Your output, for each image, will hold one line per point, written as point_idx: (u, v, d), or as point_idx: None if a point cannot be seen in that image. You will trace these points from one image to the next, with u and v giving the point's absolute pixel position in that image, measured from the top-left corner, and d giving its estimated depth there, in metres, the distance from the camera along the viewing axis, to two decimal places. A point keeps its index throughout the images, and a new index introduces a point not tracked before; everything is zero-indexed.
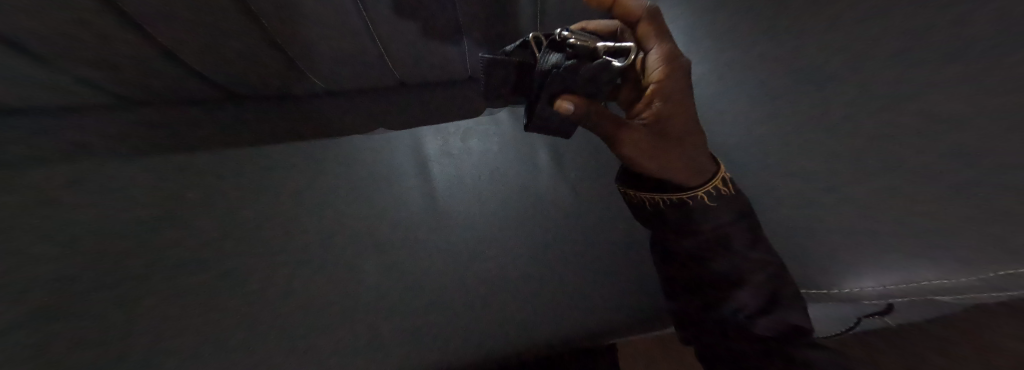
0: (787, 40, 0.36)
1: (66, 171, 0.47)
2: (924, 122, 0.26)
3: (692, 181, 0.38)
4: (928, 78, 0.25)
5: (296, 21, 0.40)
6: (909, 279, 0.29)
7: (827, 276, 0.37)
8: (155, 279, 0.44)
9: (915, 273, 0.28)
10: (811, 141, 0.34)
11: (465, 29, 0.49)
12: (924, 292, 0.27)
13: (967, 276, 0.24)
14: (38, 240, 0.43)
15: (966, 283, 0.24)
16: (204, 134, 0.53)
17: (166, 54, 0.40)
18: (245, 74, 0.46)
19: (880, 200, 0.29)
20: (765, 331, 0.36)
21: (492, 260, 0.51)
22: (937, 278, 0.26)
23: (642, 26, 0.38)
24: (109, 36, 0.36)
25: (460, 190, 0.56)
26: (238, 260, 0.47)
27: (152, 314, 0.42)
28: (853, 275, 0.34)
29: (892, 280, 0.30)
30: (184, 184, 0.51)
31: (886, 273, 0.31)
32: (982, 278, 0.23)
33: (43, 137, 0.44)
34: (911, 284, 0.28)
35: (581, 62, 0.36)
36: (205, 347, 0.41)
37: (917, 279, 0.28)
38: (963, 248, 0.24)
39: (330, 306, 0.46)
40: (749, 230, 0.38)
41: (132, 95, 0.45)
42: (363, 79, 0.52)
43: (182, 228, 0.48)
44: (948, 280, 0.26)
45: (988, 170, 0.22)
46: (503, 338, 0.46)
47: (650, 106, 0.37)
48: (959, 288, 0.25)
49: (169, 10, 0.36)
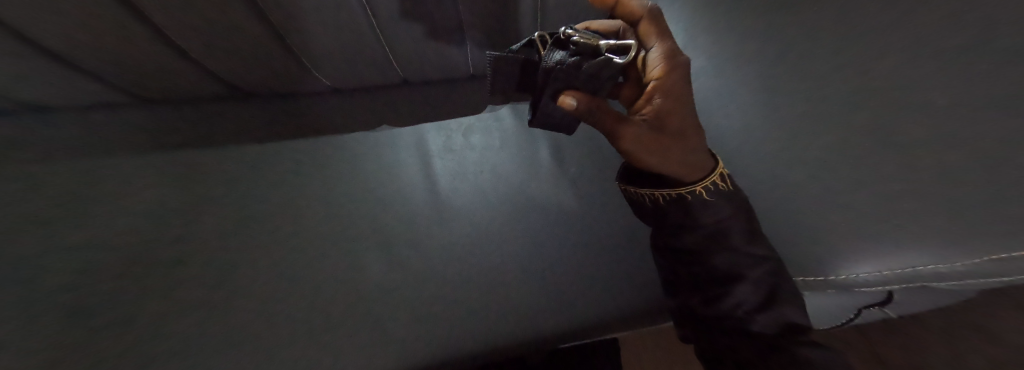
0: (782, 32, 0.35)
1: (110, 167, 0.54)
2: (909, 110, 0.25)
3: (691, 176, 0.35)
4: (905, 66, 0.24)
5: (302, 19, 0.45)
6: (905, 265, 0.28)
7: (826, 263, 0.37)
8: (195, 264, 0.49)
9: (911, 258, 0.28)
10: (811, 131, 0.34)
11: (465, 27, 0.53)
12: (920, 279, 0.27)
13: (963, 261, 0.24)
14: (89, 229, 0.50)
15: (960, 269, 0.24)
16: (210, 131, 0.58)
17: (180, 51, 0.47)
18: (251, 69, 0.52)
19: (881, 191, 0.28)
20: (764, 329, 0.34)
21: (491, 252, 0.53)
22: (932, 264, 0.26)
23: (643, 25, 0.36)
24: (130, 32, 0.42)
25: (461, 183, 0.58)
26: (256, 249, 0.51)
27: (176, 299, 0.47)
28: (851, 262, 0.34)
29: (888, 266, 0.30)
30: (197, 178, 0.56)
31: (884, 259, 0.30)
32: (976, 263, 0.23)
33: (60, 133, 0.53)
34: (905, 270, 0.28)
35: (585, 60, 0.34)
36: (228, 326, 0.46)
37: (913, 264, 0.28)
38: (960, 234, 0.24)
39: (336, 294, 0.49)
40: (748, 224, 0.35)
41: (148, 93, 0.53)
42: (367, 76, 0.58)
43: (217, 220, 0.53)
44: (943, 265, 0.25)
45: (977, 160, 0.21)
46: (502, 328, 0.48)
47: (650, 101, 0.35)
48: (958, 275, 0.24)
49: (183, 13, 0.41)
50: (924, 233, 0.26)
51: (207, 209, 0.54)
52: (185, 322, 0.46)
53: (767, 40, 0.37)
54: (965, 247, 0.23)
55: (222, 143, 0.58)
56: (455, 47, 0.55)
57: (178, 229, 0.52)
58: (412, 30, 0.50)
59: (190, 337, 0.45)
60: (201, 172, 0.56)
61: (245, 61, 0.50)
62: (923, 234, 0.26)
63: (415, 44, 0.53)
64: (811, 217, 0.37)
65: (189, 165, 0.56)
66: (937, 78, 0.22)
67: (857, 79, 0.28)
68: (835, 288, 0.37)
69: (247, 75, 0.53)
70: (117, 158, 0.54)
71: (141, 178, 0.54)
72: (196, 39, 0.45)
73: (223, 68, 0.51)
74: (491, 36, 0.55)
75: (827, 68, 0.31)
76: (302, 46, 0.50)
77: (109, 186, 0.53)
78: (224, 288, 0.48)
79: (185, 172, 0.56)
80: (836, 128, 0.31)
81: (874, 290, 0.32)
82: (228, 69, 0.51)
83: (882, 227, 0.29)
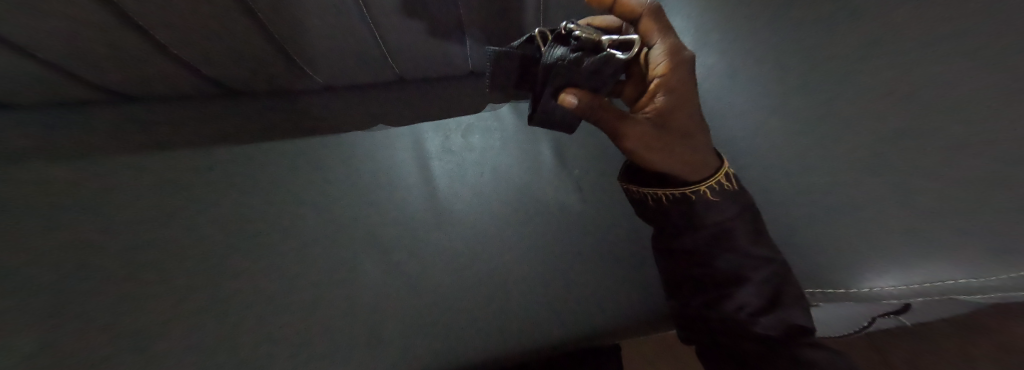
0: (794, 30, 0.34)
1: (100, 166, 0.53)
2: (927, 118, 0.24)
3: (694, 174, 0.34)
4: (922, 71, 0.23)
5: (295, 20, 0.44)
6: (936, 278, 0.26)
7: (844, 274, 0.36)
8: (193, 267, 0.50)
9: (942, 271, 0.26)
10: (820, 135, 0.33)
11: (465, 25, 0.51)
12: (946, 291, 0.26)
13: (995, 276, 0.22)
14: (80, 233, 0.49)
15: (987, 284, 0.23)
16: (199, 132, 0.57)
17: (166, 53, 0.46)
18: (241, 71, 0.51)
19: (899, 202, 0.27)
20: (766, 330, 0.33)
21: (490, 255, 0.52)
22: (965, 277, 0.24)
23: (643, 23, 0.34)
24: (114, 34, 0.41)
25: (460, 185, 0.57)
26: (249, 255, 0.51)
27: (169, 305, 0.47)
28: (877, 274, 0.32)
29: (918, 279, 0.28)
30: (189, 180, 0.55)
31: (911, 271, 0.28)
32: (1005, 278, 0.21)
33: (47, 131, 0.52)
34: (936, 284, 0.26)
35: (586, 55, 0.33)
36: (222, 334, 0.46)
37: (943, 278, 0.26)
38: (979, 249, 0.23)
39: (328, 301, 0.49)
40: (753, 224, 0.34)
41: (133, 93, 0.51)
42: (363, 75, 0.57)
43: (212, 223, 0.53)
44: (975, 279, 0.23)
45: (989, 170, 0.21)
46: (501, 337, 0.48)
47: (653, 99, 0.34)
48: (981, 289, 0.23)
49: (169, 15, 0.40)
50: (946, 239, 0.25)
51: (202, 210, 0.53)
52: (178, 327, 0.46)
53: (778, 39, 0.36)
54: (996, 260, 0.22)
55: (215, 144, 0.58)
56: (454, 45, 0.55)
57: (173, 233, 0.51)
58: (412, 29, 0.50)
59: (182, 346, 0.45)
60: (194, 175, 0.56)
61: (235, 60, 0.49)
62: (951, 242, 0.24)
63: (414, 43, 0.52)
64: (814, 220, 0.37)
65: (185, 167, 0.56)
66: (960, 84, 0.21)
67: (877, 78, 0.27)
68: (853, 300, 0.35)
69: (237, 75, 0.52)
70: (114, 158, 0.54)
71: (136, 179, 0.54)
72: (187, 41, 0.44)
73: (216, 70, 0.50)
74: (493, 34, 0.54)
75: (842, 66, 0.29)
76: (296, 47, 0.48)
77: (106, 188, 0.53)
78: (217, 296, 0.48)
79: (178, 175, 0.55)
80: (850, 127, 0.30)
81: (897, 302, 0.31)
82: (222, 70, 0.50)
83: (905, 240, 0.28)
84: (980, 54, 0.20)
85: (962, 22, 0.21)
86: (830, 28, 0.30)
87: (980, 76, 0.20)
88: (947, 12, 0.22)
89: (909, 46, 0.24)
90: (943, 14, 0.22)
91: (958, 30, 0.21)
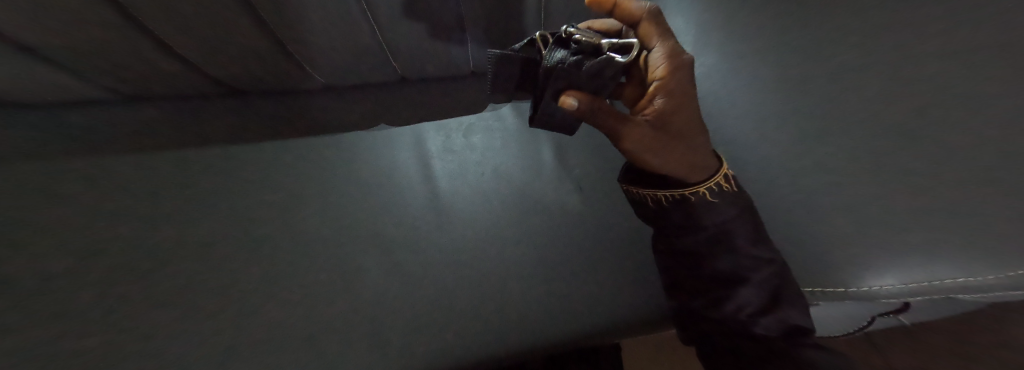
0: (794, 32, 0.34)
1: (103, 166, 0.54)
2: (927, 121, 0.24)
3: (693, 176, 0.34)
4: (921, 75, 0.24)
5: (297, 20, 0.45)
6: (934, 277, 0.27)
7: (844, 273, 0.36)
8: (196, 265, 0.50)
9: (940, 271, 0.26)
10: (819, 137, 0.33)
11: (466, 25, 0.52)
12: (943, 291, 0.26)
13: (993, 276, 0.22)
14: (85, 233, 0.50)
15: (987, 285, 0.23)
16: (201, 132, 0.58)
17: (170, 52, 0.46)
18: (244, 71, 0.52)
19: (900, 203, 0.27)
20: (765, 330, 0.33)
21: (490, 254, 0.52)
22: (964, 277, 0.24)
23: (643, 26, 0.34)
24: (120, 34, 0.42)
25: (460, 184, 0.58)
26: (250, 254, 0.51)
27: (172, 303, 0.48)
28: (877, 274, 0.32)
29: (916, 278, 0.28)
30: (192, 179, 0.56)
31: (910, 272, 0.29)
32: (1002, 277, 0.22)
33: (50, 131, 0.52)
34: (933, 283, 0.27)
35: (585, 58, 0.33)
36: (224, 331, 0.47)
37: (940, 278, 0.26)
38: (980, 251, 0.23)
39: (329, 298, 0.50)
40: (752, 225, 0.35)
41: (136, 92, 0.52)
42: (364, 75, 0.58)
43: (215, 222, 0.53)
44: (976, 279, 0.23)
45: (988, 172, 0.21)
46: (500, 335, 0.49)
47: (652, 101, 0.34)
48: (978, 288, 0.23)
49: (173, 15, 0.41)
50: (946, 241, 0.25)
51: (204, 210, 0.54)
52: (181, 324, 0.46)
53: (778, 40, 0.36)
54: (995, 261, 0.22)
55: (218, 144, 0.58)
56: (456, 46, 0.55)
57: (176, 231, 0.52)
58: (414, 30, 0.50)
59: (185, 343, 0.46)
60: (196, 174, 0.56)
61: (238, 60, 0.49)
62: (949, 242, 0.25)
63: (416, 43, 0.52)
64: (816, 220, 0.37)
65: (187, 166, 0.57)
66: (958, 88, 0.21)
67: (876, 80, 0.27)
68: (854, 299, 0.35)
69: (240, 75, 0.52)
70: (117, 158, 0.55)
71: (140, 179, 0.55)
72: (190, 41, 0.45)
73: (219, 69, 0.50)
74: (493, 34, 0.55)
75: (841, 68, 0.29)
76: (298, 47, 0.49)
77: (108, 188, 0.53)
78: (220, 294, 0.49)
79: (180, 175, 0.56)
80: (849, 129, 0.30)
81: (895, 300, 0.31)
82: (226, 70, 0.51)
83: (902, 241, 0.28)
84: (977, 59, 0.20)
85: (960, 26, 0.21)
86: (829, 30, 0.30)
87: (979, 80, 0.20)
88: (944, 16, 0.22)
89: (908, 49, 0.24)
90: (940, 18, 0.22)
91: (956, 35, 0.21)
